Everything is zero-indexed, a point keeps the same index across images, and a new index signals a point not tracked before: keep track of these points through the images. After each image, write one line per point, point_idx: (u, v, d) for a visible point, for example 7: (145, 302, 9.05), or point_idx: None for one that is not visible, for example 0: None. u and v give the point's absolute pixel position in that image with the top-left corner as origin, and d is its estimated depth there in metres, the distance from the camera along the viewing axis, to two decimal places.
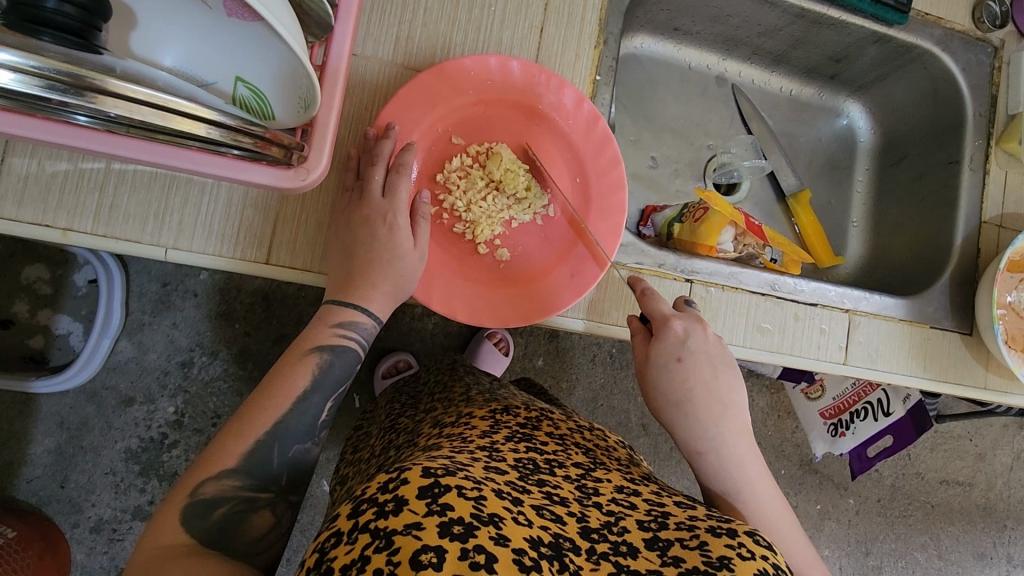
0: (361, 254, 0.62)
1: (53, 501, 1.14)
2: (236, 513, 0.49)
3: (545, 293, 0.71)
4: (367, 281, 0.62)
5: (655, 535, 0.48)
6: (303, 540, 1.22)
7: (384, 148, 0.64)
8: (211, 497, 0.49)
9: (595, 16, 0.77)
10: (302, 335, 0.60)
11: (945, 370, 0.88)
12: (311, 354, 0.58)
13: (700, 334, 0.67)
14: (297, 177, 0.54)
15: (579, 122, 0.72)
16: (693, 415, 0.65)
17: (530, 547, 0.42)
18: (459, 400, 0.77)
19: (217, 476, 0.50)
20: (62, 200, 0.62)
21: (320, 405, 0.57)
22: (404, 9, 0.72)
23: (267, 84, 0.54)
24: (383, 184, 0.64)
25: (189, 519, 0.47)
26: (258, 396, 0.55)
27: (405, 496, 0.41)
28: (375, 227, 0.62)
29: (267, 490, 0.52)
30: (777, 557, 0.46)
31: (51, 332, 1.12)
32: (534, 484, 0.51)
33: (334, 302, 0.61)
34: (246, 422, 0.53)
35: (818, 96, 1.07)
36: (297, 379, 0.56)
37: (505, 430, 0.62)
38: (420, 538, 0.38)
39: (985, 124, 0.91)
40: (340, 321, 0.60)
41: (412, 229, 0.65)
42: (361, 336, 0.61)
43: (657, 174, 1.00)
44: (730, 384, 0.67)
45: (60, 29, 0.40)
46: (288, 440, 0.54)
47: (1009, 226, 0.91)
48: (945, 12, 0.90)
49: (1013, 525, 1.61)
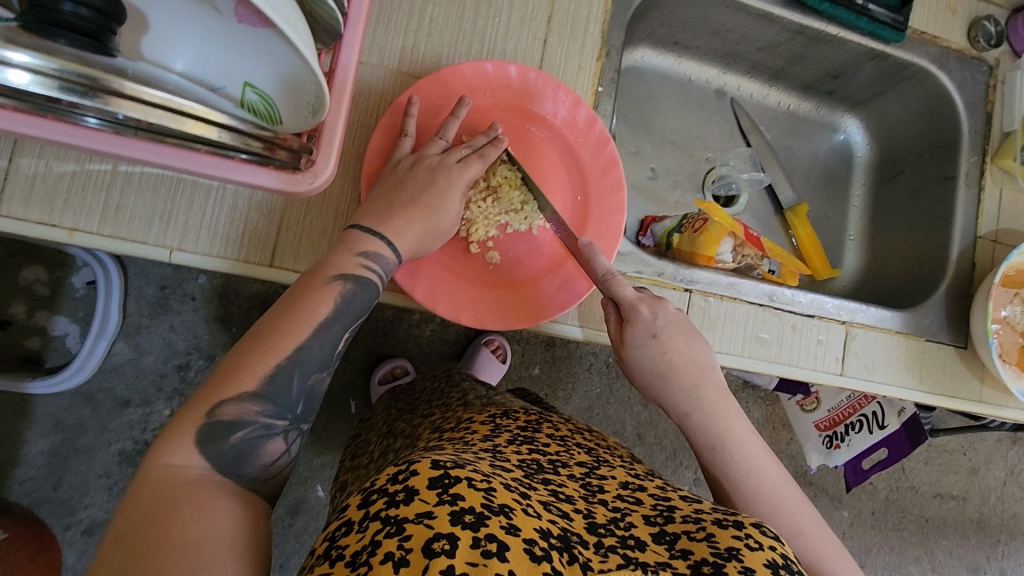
0: (410, 189, 0.60)
1: (46, 503, 1.13)
2: (252, 439, 0.45)
3: (529, 300, 0.71)
4: (401, 216, 0.58)
5: (662, 529, 0.49)
6: (297, 545, 1.22)
7: (479, 141, 0.67)
8: (228, 421, 0.44)
9: (598, 29, 0.78)
10: (319, 261, 0.53)
11: (942, 384, 0.89)
12: (334, 281, 0.50)
13: (661, 311, 0.68)
14: (305, 180, 0.54)
15: (589, 141, 0.74)
16: (677, 383, 0.66)
17: (541, 537, 0.42)
18: (457, 404, 0.78)
19: (237, 399, 0.44)
20: (68, 200, 0.62)
21: (339, 335, 0.50)
22: (410, 18, 0.73)
23: (275, 88, 0.55)
24: (462, 158, 0.65)
25: (203, 441, 0.43)
26: (274, 318, 0.48)
27: (416, 486, 0.42)
28: (436, 176, 0.62)
29: (286, 418, 0.47)
30: (786, 548, 0.46)
31: (48, 333, 1.12)
32: (539, 482, 0.51)
33: (359, 227, 0.55)
34: (269, 338, 0.47)
35: (816, 111, 1.09)
36: (317, 307, 0.49)
37: (508, 432, 0.62)
38: (432, 526, 0.39)
39: (981, 142, 0.92)
40: (365, 251, 0.53)
41: (462, 199, 0.64)
42: (383, 271, 0.54)
43: (656, 185, 1.01)
44: (700, 349, 0.68)
45: (75, 30, 0.41)
46: (310, 368, 0.47)
47: (1004, 241, 0.92)
48: (941, 31, 0.92)
49: (1007, 539, 1.62)
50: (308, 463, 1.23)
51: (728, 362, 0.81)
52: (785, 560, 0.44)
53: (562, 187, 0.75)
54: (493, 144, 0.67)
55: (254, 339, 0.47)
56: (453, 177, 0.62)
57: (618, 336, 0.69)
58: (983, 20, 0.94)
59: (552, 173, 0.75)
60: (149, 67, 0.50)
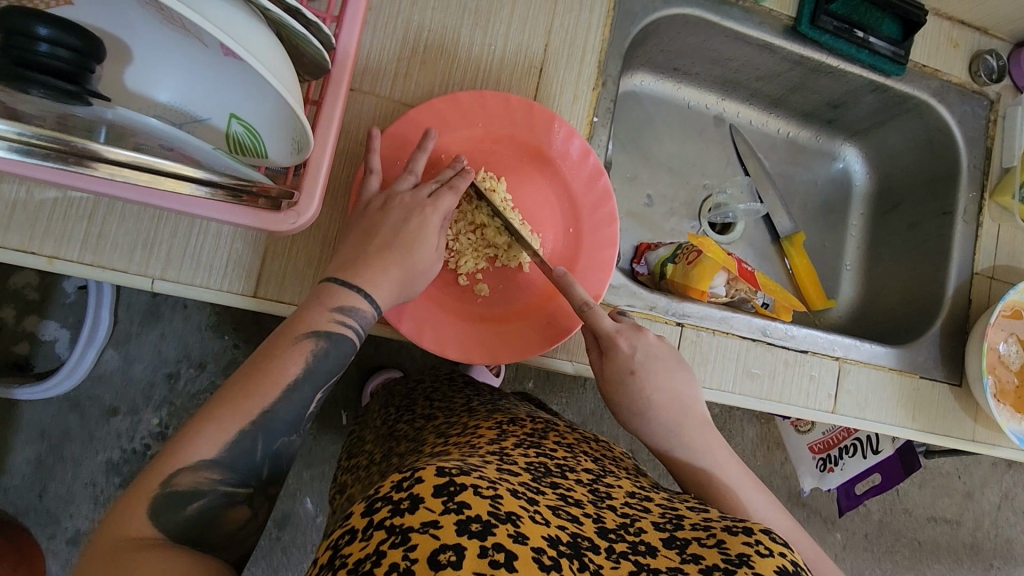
0: (383, 232, 0.58)
1: (30, 511, 1.12)
2: (211, 511, 0.43)
3: (514, 336, 0.70)
4: (374, 264, 0.56)
5: (672, 535, 0.47)
6: (284, 558, 1.20)
7: (446, 174, 0.65)
8: (185, 491, 0.43)
9: (595, 58, 0.77)
10: (293, 316, 0.52)
11: (935, 423, 0.88)
12: (305, 338, 0.50)
13: (642, 343, 0.67)
14: (287, 219, 0.53)
15: (582, 174, 0.72)
16: (657, 421, 0.65)
17: (549, 546, 0.41)
18: (460, 411, 0.76)
19: (193, 467, 0.43)
20: (49, 226, 0.61)
21: (310, 396, 0.49)
22: (404, 45, 0.72)
23: (261, 121, 0.53)
24: (432, 192, 0.63)
25: (159, 513, 0.42)
26: (243, 379, 0.48)
27: (421, 494, 0.40)
28: (410, 214, 0.60)
29: (248, 485, 0.46)
30: (795, 555, 0.44)
31: (37, 338, 1.11)
32: (548, 486, 0.50)
33: (335, 280, 0.55)
34: (230, 403, 0.46)
35: (815, 139, 1.08)
36: (287, 368, 0.49)
37: (514, 437, 0.61)
38: (438, 537, 0.38)
39: (980, 177, 0.91)
40: (341, 305, 0.53)
41: (438, 234, 0.62)
42: (359, 325, 0.53)
43: (651, 212, 1.00)
44: (684, 381, 0.67)
45: (51, 72, 0.40)
46: (274, 431, 0.47)
47: (1001, 278, 0.91)
48: (943, 64, 0.91)
49: (1000, 564, 1.61)
50: (297, 476, 1.21)
51: (719, 398, 0.80)
52: (795, 568, 0.43)
53: (553, 220, 0.74)
54: (461, 175, 0.64)
55: (217, 404, 0.46)
56: (427, 214, 0.60)
57: (601, 372, 0.68)
58: (985, 54, 0.93)
59: (542, 207, 0.74)
60: (129, 112, 0.43)
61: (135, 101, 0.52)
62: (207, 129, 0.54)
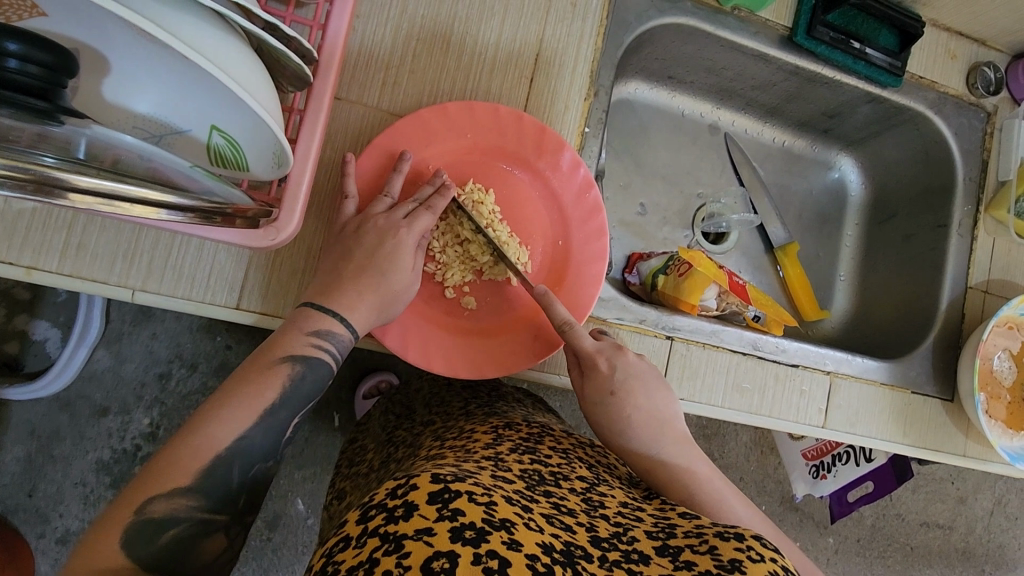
0: (358, 257, 0.59)
1: (19, 511, 1.11)
2: (187, 538, 0.44)
3: (500, 350, 0.69)
4: (352, 291, 0.58)
5: (665, 543, 0.46)
6: (275, 560, 1.18)
7: (425, 193, 0.65)
8: (161, 519, 0.43)
9: (587, 68, 0.76)
10: (271, 339, 0.54)
11: (925, 437, 0.87)
12: (282, 363, 0.51)
13: (621, 363, 0.66)
14: (267, 236, 0.57)
15: (572, 186, 0.72)
16: (637, 437, 0.64)
17: (543, 553, 0.40)
18: (458, 415, 0.74)
19: (169, 495, 0.43)
20: (28, 237, 0.60)
21: (287, 422, 0.50)
22: (391, 55, 0.71)
23: (243, 134, 0.52)
24: (409, 213, 0.63)
25: (133, 542, 0.42)
26: (217, 403, 0.48)
27: (415, 501, 0.40)
28: (384, 237, 0.61)
29: (224, 513, 0.46)
30: (786, 560, 0.44)
31: (28, 337, 1.08)
32: (541, 494, 0.49)
33: (312, 305, 0.57)
34: (202, 430, 0.46)
35: (810, 148, 1.07)
36: (264, 393, 0.50)
37: (509, 442, 0.60)
38: (432, 544, 0.37)
39: (975, 190, 0.91)
40: (318, 330, 0.54)
41: (415, 254, 0.62)
42: (337, 350, 0.55)
43: (645, 221, 0.99)
44: (662, 400, 0.66)
45: (21, 91, 0.39)
46: (251, 458, 0.48)
47: (995, 292, 0.91)
48: (940, 76, 0.90)
49: (992, 570, 1.60)
50: (288, 476, 1.19)
51: (707, 413, 0.79)
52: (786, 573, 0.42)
53: (542, 232, 0.73)
54: (439, 194, 0.65)
55: (190, 429, 0.46)
56: (402, 235, 0.61)
57: (582, 394, 0.67)
58: (983, 66, 0.92)
59: (531, 219, 0.73)
60: (104, 130, 0.43)
61: (112, 114, 0.49)
62: (186, 141, 0.52)
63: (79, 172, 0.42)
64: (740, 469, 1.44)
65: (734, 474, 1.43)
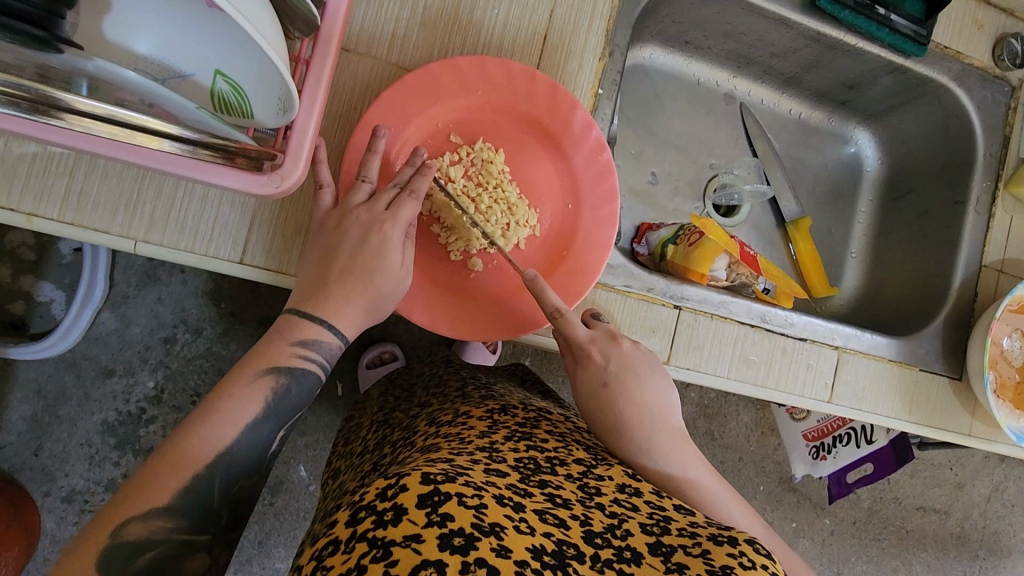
0: (343, 256, 0.58)
1: (26, 469, 1.11)
2: (167, 556, 0.45)
3: (506, 312, 0.69)
4: (339, 293, 0.57)
5: (658, 540, 0.46)
6: (276, 524, 1.18)
7: (405, 174, 0.62)
8: (138, 541, 0.44)
9: (602, 27, 0.74)
10: (253, 351, 0.54)
11: (932, 416, 0.86)
12: (267, 374, 0.52)
13: (615, 353, 0.65)
14: (270, 184, 0.53)
15: (583, 150, 0.70)
16: (627, 436, 0.61)
17: (533, 558, 0.39)
18: (455, 397, 0.72)
19: (144, 518, 0.44)
20: (28, 183, 0.60)
21: (271, 435, 0.52)
22: (402, 5, 0.69)
23: (247, 81, 0.50)
24: (392, 201, 0.61)
25: (110, 565, 0.43)
26: (195, 422, 0.48)
27: (404, 505, 0.39)
28: (367, 234, 0.58)
29: (204, 532, 0.47)
30: (778, 566, 0.43)
31: (34, 298, 1.08)
32: (535, 487, 0.48)
33: (297, 312, 0.56)
34: (184, 452, 0.47)
35: (827, 121, 1.05)
36: (247, 406, 0.50)
37: (505, 429, 0.58)
38: (420, 552, 0.37)
39: (995, 165, 0.88)
40: (304, 339, 0.55)
41: (403, 248, 0.60)
42: (324, 357, 0.56)
43: (655, 190, 0.97)
44: (656, 388, 0.64)
45: (23, 19, 0.38)
46: (233, 473, 0.49)
47: (1009, 272, 0.89)
48: (965, 46, 0.87)
49: (986, 555, 1.60)
50: (291, 443, 1.19)
51: (712, 382, 0.78)
52: None
53: (551, 194, 0.72)
54: (420, 175, 0.62)
55: (170, 448, 0.47)
56: (387, 229, 0.59)
57: (573, 377, 0.66)
58: (1010, 37, 0.89)
59: (540, 184, 0.72)
60: (106, 64, 0.41)
61: (112, 52, 0.47)
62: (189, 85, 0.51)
63: (74, 95, 0.46)
64: (740, 448, 1.44)
65: (733, 453, 1.44)
